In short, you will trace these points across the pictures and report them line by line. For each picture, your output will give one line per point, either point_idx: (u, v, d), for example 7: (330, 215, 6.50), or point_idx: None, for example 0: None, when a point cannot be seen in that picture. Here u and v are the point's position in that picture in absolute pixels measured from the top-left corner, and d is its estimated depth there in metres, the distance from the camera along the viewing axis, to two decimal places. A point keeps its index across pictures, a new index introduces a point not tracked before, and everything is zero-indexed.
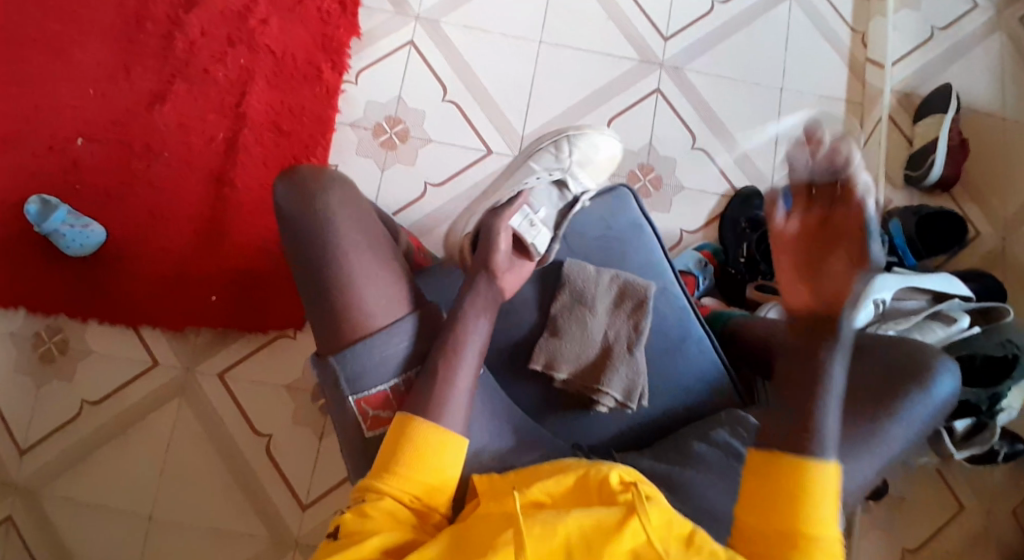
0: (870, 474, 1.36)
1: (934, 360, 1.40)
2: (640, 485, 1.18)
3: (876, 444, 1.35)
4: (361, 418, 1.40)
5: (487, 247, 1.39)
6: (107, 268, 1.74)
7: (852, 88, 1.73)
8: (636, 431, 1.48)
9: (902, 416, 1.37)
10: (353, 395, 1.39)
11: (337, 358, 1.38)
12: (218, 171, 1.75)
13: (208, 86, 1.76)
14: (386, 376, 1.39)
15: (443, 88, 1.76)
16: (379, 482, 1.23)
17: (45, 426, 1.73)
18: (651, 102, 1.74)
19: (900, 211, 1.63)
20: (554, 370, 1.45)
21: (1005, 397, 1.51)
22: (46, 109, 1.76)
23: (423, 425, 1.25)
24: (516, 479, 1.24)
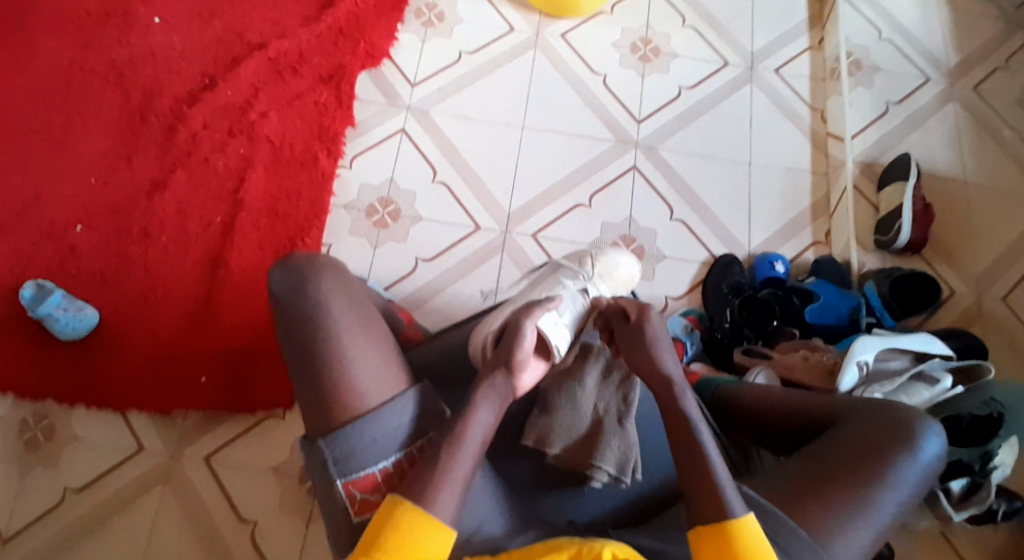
0: (871, 538, 1.35)
1: (919, 422, 1.42)
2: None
3: (874, 506, 1.35)
4: (348, 502, 1.38)
5: (514, 343, 1.44)
6: (98, 352, 1.75)
7: (817, 161, 1.83)
8: (628, 501, 1.53)
9: (894, 480, 1.37)
10: (342, 479, 1.37)
11: (326, 442, 1.37)
12: (212, 254, 1.79)
13: (206, 174, 1.83)
14: (375, 459, 1.38)
15: (432, 170, 1.82)
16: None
17: (26, 515, 1.68)
18: (628, 178, 1.81)
19: (874, 273, 1.70)
20: (546, 447, 1.49)
21: (995, 455, 1.53)
22: (45, 198, 1.81)
23: (413, 506, 1.28)
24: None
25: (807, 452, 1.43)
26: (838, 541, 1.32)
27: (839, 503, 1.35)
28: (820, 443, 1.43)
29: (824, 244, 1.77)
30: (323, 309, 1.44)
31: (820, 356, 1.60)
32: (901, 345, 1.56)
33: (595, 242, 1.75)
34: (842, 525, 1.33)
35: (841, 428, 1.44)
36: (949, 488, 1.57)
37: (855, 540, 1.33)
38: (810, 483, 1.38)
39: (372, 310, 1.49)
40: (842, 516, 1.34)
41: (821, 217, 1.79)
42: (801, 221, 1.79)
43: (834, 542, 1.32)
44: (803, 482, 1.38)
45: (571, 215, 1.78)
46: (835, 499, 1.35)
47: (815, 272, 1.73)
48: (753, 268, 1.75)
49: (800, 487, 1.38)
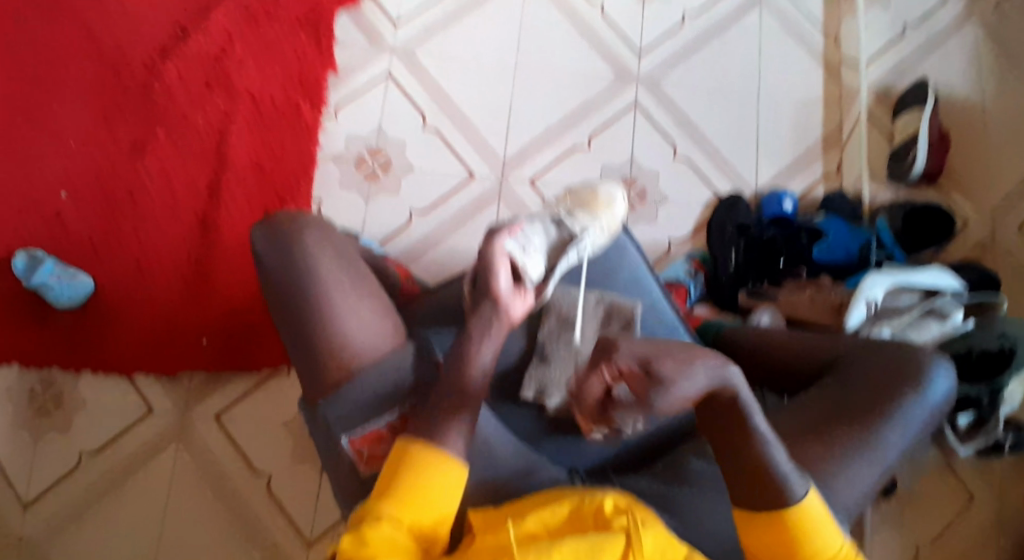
0: (871, 481, 1.33)
1: (929, 363, 1.39)
2: (632, 513, 1.23)
3: (878, 450, 1.33)
4: (356, 457, 1.38)
5: (487, 275, 1.38)
6: (97, 318, 1.75)
7: (828, 89, 1.77)
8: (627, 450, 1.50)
9: (899, 419, 1.35)
10: (344, 436, 1.37)
11: (324, 400, 1.37)
12: (201, 215, 1.79)
13: (187, 132, 1.81)
14: (378, 415, 1.38)
15: (421, 116, 1.82)
16: (381, 506, 1.23)
17: (43, 479, 1.71)
18: (630, 117, 1.79)
19: (887, 206, 1.65)
20: (547, 398, 1.47)
21: (1005, 389, 1.49)
22: (33, 164, 1.79)
23: (432, 449, 1.27)
24: (508, 512, 1.29)
25: (810, 393, 1.42)
26: (839, 487, 1.30)
27: (844, 446, 1.33)
28: (823, 386, 1.41)
29: (835, 177, 1.73)
30: (310, 269, 1.38)
31: (828, 295, 1.57)
32: (912, 281, 1.51)
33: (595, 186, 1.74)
34: (846, 470, 1.31)
35: (847, 368, 1.42)
36: (955, 423, 1.54)
37: (855, 484, 1.31)
38: (813, 427, 1.35)
39: (359, 266, 1.45)
40: (845, 461, 1.32)
41: (832, 149, 1.74)
42: (812, 153, 1.74)
43: (836, 486, 1.29)
44: (808, 426, 1.36)
45: (569, 159, 1.77)
46: (840, 442, 1.32)
47: (824, 206, 1.68)
48: (760, 205, 1.71)
49: (805, 430, 1.35)
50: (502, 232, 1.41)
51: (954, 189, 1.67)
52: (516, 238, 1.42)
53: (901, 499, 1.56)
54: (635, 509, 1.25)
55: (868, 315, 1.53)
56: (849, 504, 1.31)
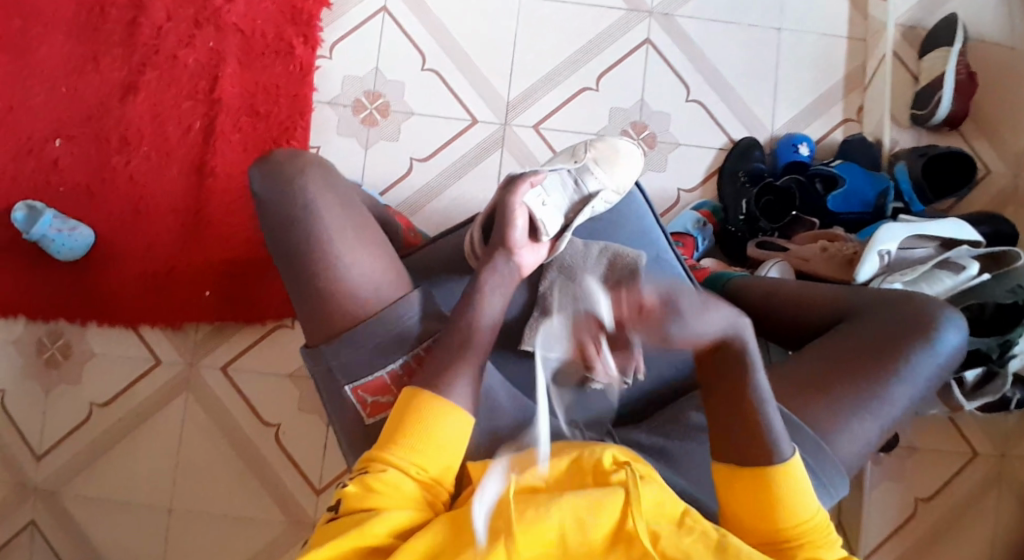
0: (873, 436, 1.24)
1: (938, 311, 1.29)
2: (634, 466, 1.16)
3: (878, 403, 1.23)
4: (359, 406, 1.29)
5: (502, 223, 1.31)
6: (98, 268, 1.73)
7: (855, 27, 1.67)
8: (630, 406, 1.41)
9: (906, 374, 1.25)
10: (348, 384, 1.28)
11: (327, 347, 1.27)
12: (196, 160, 1.74)
13: (177, 72, 1.74)
14: (386, 362, 1.27)
15: (421, 56, 1.73)
16: (385, 454, 1.16)
17: (58, 429, 1.74)
18: (641, 54, 1.70)
19: (907, 153, 1.56)
20: (547, 351, 1.34)
21: (1016, 343, 1.41)
22: (22, 111, 1.74)
23: (435, 398, 1.18)
24: (510, 464, 1.19)
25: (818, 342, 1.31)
26: (834, 444, 1.22)
27: (841, 399, 1.23)
28: (835, 333, 1.31)
29: (855, 122, 1.65)
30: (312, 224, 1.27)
31: (841, 246, 1.48)
32: (929, 232, 1.43)
33: (602, 132, 1.68)
34: (843, 424, 1.22)
35: (855, 315, 1.33)
36: (962, 378, 1.46)
37: (852, 439, 1.22)
38: (816, 376, 1.26)
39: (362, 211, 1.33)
40: (843, 416, 1.23)
41: (854, 90, 1.66)
42: (831, 95, 1.66)
43: (831, 439, 1.22)
44: (812, 376, 1.26)
45: (577, 100, 1.70)
46: (839, 399, 1.23)
47: (842, 153, 1.61)
48: (775, 152, 1.64)
49: (812, 382, 1.26)
50: (524, 182, 1.36)
51: (978, 135, 1.60)
52: (537, 191, 1.37)
53: (899, 452, 1.57)
54: (636, 463, 1.18)
55: (880, 267, 1.45)
56: (848, 461, 1.23)
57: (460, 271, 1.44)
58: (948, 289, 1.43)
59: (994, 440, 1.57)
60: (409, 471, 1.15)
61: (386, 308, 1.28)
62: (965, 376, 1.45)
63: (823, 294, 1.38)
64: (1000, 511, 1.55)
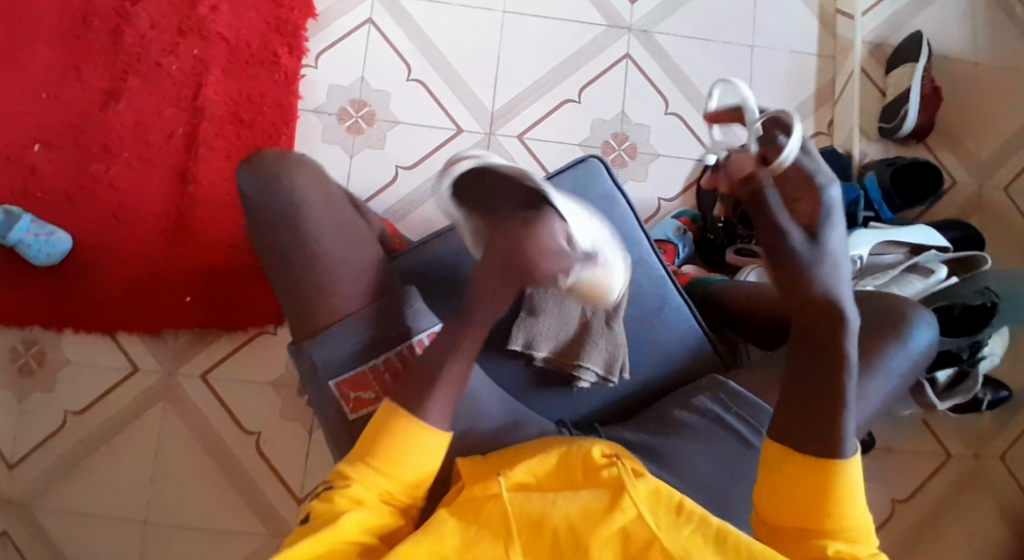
0: (854, 428, 1.27)
1: (910, 309, 1.34)
2: (624, 461, 1.18)
3: (856, 397, 1.27)
4: (343, 402, 1.29)
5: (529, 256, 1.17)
6: (76, 275, 1.71)
7: (824, 44, 1.75)
8: (617, 405, 1.42)
9: (882, 368, 1.29)
10: (331, 380, 1.29)
11: (310, 344, 1.28)
12: (179, 168, 1.74)
13: (161, 81, 1.75)
14: (371, 356, 1.29)
15: (406, 67, 1.76)
16: (359, 466, 1.15)
17: (30, 439, 1.70)
18: (621, 68, 1.75)
19: (875, 163, 1.63)
20: (533, 350, 1.36)
21: (984, 343, 1.49)
22: (1, 118, 1.73)
23: (413, 420, 1.16)
24: (498, 462, 1.20)
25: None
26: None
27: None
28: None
29: (826, 135, 1.71)
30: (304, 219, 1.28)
31: None
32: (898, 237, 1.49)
33: (584, 142, 1.72)
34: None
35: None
36: (933, 379, 1.51)
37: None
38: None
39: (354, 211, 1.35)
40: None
41: (825, 104, 1.73)
42: (804, 109, 1.72)
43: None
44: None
45: (559, 111, 1.74)
46: None
47: None
48: None
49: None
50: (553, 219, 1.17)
51: (942, 147, 1.68)
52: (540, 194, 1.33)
53: (875, 454, 1.62)
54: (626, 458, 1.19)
55: (854, 271, 1.51)
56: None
57: (448, 272, 1.45)
58: (919, 291, 1.48)
59: (965, 440, 1.63)
60: (379, 488, 1.14)
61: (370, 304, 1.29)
62: (937, 378, 1.51)
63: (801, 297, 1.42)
64: (972, 510, 1.60)
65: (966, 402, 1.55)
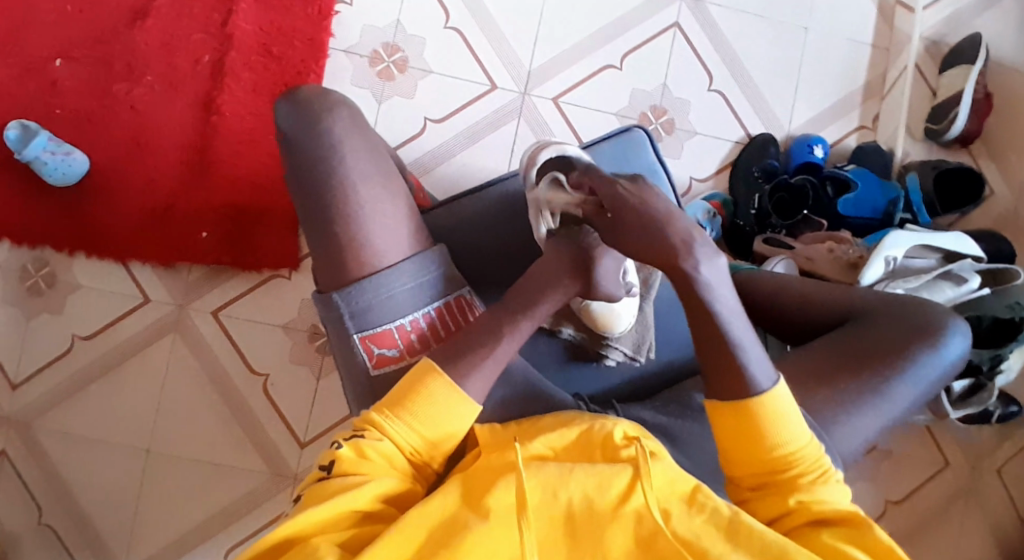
0: (872, 433, 1.28)
1: (943, 313, 1.33)
2: (645, 443, 1.17)
3: (881, 400, 1.27)
4: (366, 356, 1.29)
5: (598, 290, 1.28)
6: (91, 198, 1.67)
7: (880, 35, 1.69)
8: (635, 387, 1.41)
9: (911, 374, 1.29)
10: (357, 333, 1.28)
11: (340, 294, 1.27)
12: (203, 96, 1.68)
13: (190, 3, 1.69)
14: (404, 312, 1.29)
15: (445, 14, 1.70)
16: (385, 422, 1.15)
17: (36, 359, 1.69)
18: (668, 37, 1.69)
19: (918, 164, 1.59)
20: (561, 328, 1.38)
21: (1006, 359, 1.47)
22: (21, 26, 1.66)
23: (447, 384, 1.17)
24: (519, 432, 1.22)
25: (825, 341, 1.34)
26: (846, 434, 1.26)
27: (847, 394, 1.27)
28: (846, 328, 1.34)
29: (870, 130, 1.68)
30: None
31: (846, 250, 1.50)
32: (935, 242, 1.45)
33: (621, 112, 1.67)
34: (852, 418, 1.26)
35: (863, 311, 1.36)
36: (950, 389, 1.52)
37: (857, 432, 1.26)
38: (821, 376, 1.29)
39: (385, 175, 1.31)
40: (846, 416, 1.26)
41: (873, 98, 1.68)
42: (850, 101, 1.68)
43: (840, 431, 1.25)
44: (816, 378, 1.29)
45: (600, 77, 1.68)
46: (844, 395, 1.27)
47: (855, 158, 1.63)
48: (790, 151, 1.65)
49: (819, 384, 1.28)
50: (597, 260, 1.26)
51: (985, 156, 1.64)
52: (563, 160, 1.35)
53: (876, 456, 1.63)
54: (646, 440, 1.19)
55: (885, 272, 1.48)
56: (848, 454, 1.27)
57: (477, 240, 1.44)
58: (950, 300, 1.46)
59: (966, 449, 1.64)
60: (401, 447, 1.15)
61: (405, 261, 1.30)
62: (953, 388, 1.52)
63: (841, 292, 1.41)
64: (966, 520, 1.62)
65: (974, 415, 1.56)
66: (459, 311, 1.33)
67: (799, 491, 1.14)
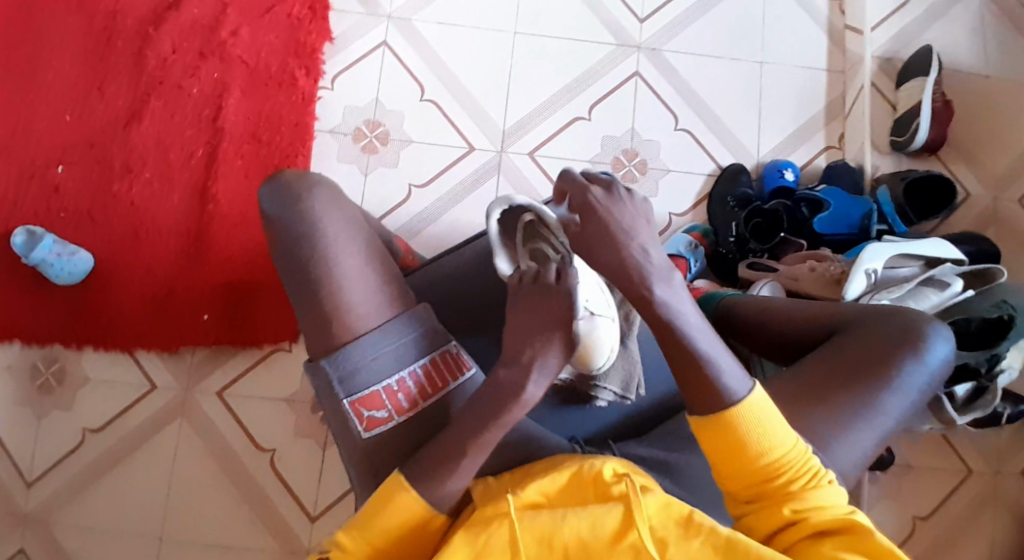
0: (871, 446, 1.26)
1: (926, 323, 1.32)
2: (635, 478, 1.15)
3: (874, 413, 1.26)
4: (357, 421, 1.21)
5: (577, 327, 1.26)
6: (97, 292, 1.74)
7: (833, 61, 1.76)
8: (631, 419, 1.40)
9: (897, 384, 1.28)
10: (346, 398, 1.19)
11: (327, 359, 1.19)
12: (198, 185, 1.77)
13: (181, 102, 1.79)
14: (393, 372, 1.21)
15: (419, 87, 1.79)
16: (351, 537, 1.13)
17: (49, 457, 1.72)
18: (630, 85, 1.77)
19: (888, 177, 1.62)
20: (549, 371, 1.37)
21: (1003, 358, 1.44)
22: (25, 140, 1.78)
23: (410, 500, 1.12)
24: (511, 480, 1.19)
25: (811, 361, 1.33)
26: (844, 449, 1.24)
27: (840, 406, 1.26)
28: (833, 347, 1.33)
29: (837, 148, 1.72)
30: None
31: (829, 266, 1.51)
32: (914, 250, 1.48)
33: (595, 158, 1.74)
34: (849, 431, 1.24)
35: (847, 329, 1.35)
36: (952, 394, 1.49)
37: (856, 444, 1.24)
38: (809, 393, 1.27)
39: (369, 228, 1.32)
40: (840, 428, 1.24)
41: (836, 119, 1.73)
42: (814, 124, 1.74)
43: (837, 447, 1.23)
44: (806, 395, 1.27)
45: (570, 129, 1.76)
46: (836, 407, 1.25)
47: (826, 178, 1.67)
48: (762, 177, 1.70)
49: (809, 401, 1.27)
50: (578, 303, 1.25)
51: (956, 161, 1.67)
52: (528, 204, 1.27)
53: (893, 471, 1.59)
54: (636, 475, 1.16)
55: (868, 285, 1.48)
56: (850, 472, 1.25)
57: None
58: (934, 306, 1.46)
59: (986, 457, 1.60)
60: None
61: (391, 319, 1.22)
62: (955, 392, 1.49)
63: (824, 313, 1.40)
64: (996, 530, 1.56)
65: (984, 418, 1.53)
66: (450, 366, 1.25)
67: (793, 499, 1.12)
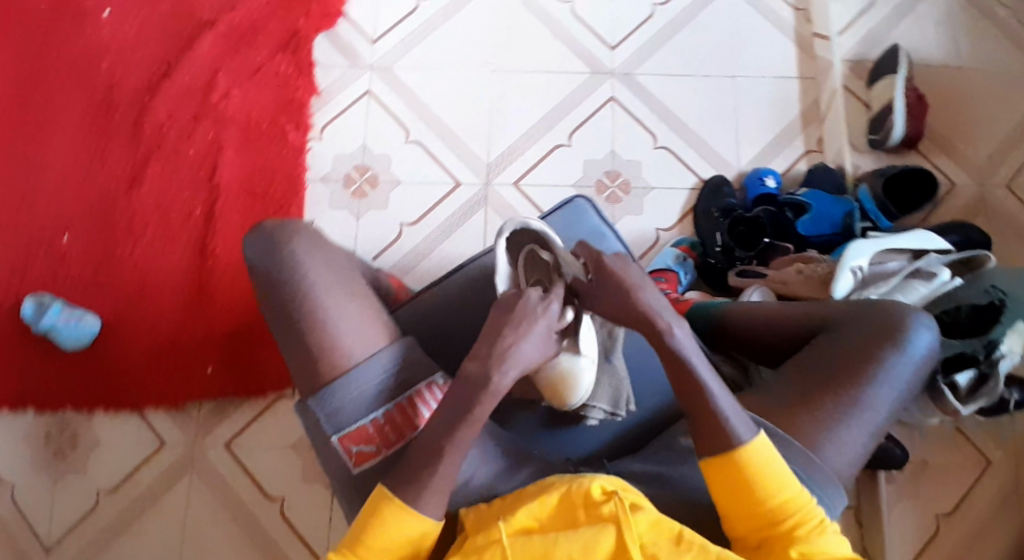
0: (864, 441, 1.25)
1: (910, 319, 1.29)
2: (624, 495, 1.13)
3: (863, 411, 1.24)
4: (346, 457, 1.20)
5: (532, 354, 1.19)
6: (104, 353, 1.78)
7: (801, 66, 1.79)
8: (623, 440, 1.35)
9: (881, 379, 1.25)
10: (335, 435, 1.19)
11: (314, 401, 1.19)
12: (198, 242, 1.82)
13: (179, 164, 1.86)
14: (376, 406, 1.20)
15: (404, 130, 1.85)
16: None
17: (64, 518, 1.73)
18: (607, 110, 1.81)
19: (867, 175, 1.63)
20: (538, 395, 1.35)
21: (1000, 343, 1.42)
22: (31, 211, 1.84)
23: (401, 509, 1.10)
24: (502, 506, 1.17)
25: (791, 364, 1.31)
26: (835, 447, 1.23)
27: (829, 410, 1.24)
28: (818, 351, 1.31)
29: (817, 152, 1.74)
30: None
31: (815, 268, 1.52)
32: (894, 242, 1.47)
33: (578, 183, 1.77)
34: (842, 430, 1.23)
35: (828, 330, 1.33)
36: (956, 385, 1.43)
37: (848, 443, 1.23)
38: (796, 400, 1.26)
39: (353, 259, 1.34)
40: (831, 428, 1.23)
41: (812, 123, 1.75)
42: (791, 129, 1.75)
43: (829, 448, 1.22)
44: (794, 400, 1.26)
45: (552, 157, 1.79)
46: (825, 404, 1.24)
47: (807, 182, 1.68)
48: (744, 187, 1.72)
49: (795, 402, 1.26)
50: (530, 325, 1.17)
51: (942, 158, 1.68)
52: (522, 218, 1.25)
53: (908, 469, 1.56)
54: (626, 491, 1.14)
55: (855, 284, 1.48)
56: (846, 473, 1.24)
57: None
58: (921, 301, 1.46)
59: (999, 447, 1.57)
60: None
61: (374, 352, 1.21)
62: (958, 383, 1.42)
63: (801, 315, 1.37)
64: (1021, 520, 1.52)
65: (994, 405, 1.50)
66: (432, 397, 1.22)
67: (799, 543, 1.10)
